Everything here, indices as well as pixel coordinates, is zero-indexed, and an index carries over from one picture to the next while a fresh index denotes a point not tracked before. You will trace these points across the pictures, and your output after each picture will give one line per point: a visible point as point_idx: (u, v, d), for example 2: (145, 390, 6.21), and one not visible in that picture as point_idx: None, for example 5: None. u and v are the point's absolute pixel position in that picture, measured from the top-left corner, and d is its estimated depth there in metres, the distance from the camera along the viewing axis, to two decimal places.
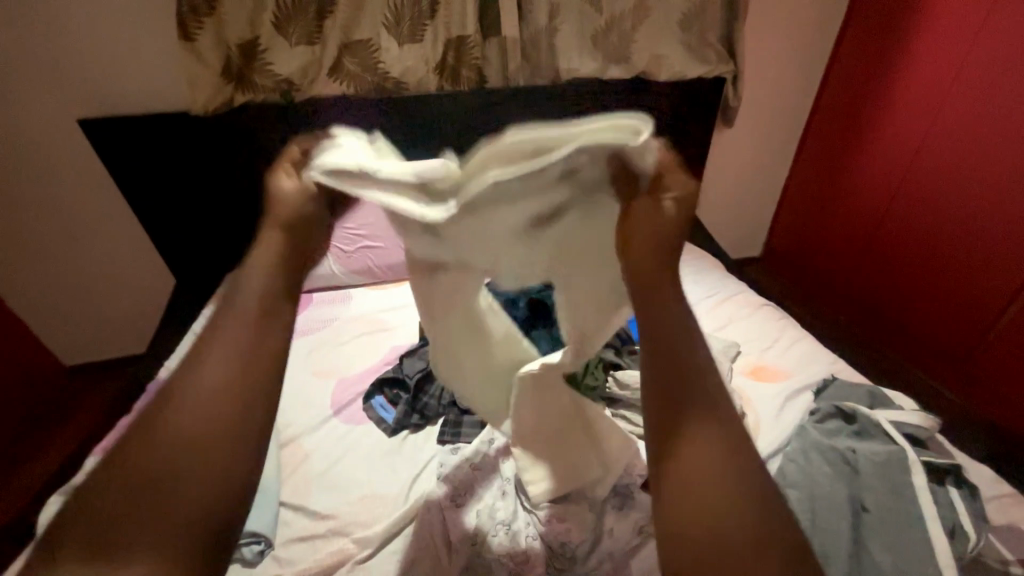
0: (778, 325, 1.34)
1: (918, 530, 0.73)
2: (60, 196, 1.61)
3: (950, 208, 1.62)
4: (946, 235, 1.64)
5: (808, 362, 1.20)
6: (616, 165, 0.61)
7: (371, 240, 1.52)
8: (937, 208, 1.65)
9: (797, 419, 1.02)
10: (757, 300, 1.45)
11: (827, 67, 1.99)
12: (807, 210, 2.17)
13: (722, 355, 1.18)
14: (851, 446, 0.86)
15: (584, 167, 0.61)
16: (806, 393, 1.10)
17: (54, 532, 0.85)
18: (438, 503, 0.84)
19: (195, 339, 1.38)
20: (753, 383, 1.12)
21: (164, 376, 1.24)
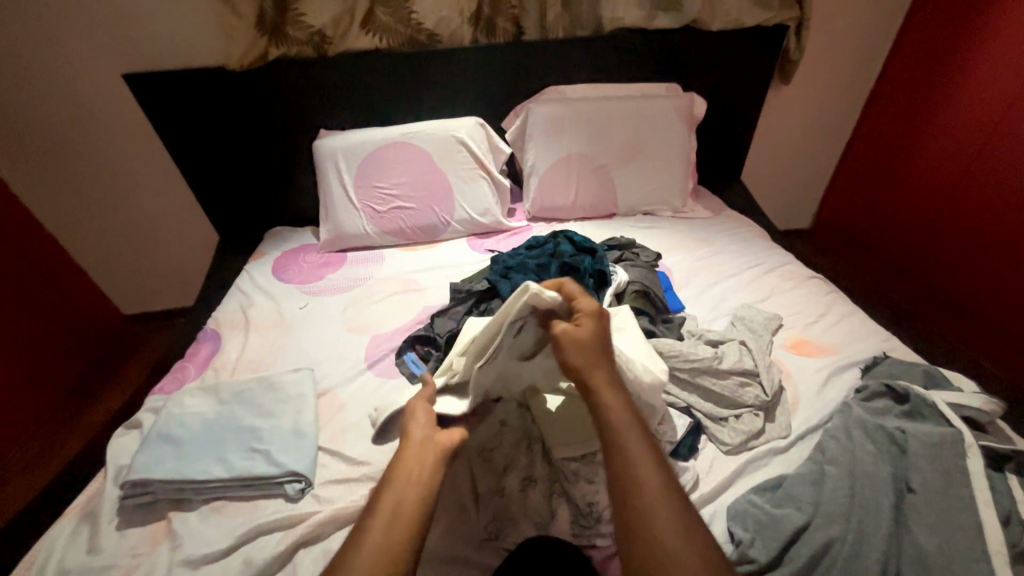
0: (825, 298, 1.26)
1: (968, 514, 0.69)
2: (112, 152, 1.68)
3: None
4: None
5: (856, 338, 1.13)
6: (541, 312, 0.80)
7: (404, 200, 1.56)
8: (1021, 175, 1.48)
9: (840, 395, 0.97)
10: (803, 272, 1.37)
11: (907, 14, 1.77)
12: (866, 178, 2.00)
13: (761, 328, 1.13)
14: (899, 426, 0.81)
15: (524, 327, 0.83)
16: (851, 370, 1.04)
17: (121, 459, 0.93)
18: (466, 457, 0.85)
19: (237, 292, 1.44)
20: (794, 357, 1.07)
21: (211, 325, 1.31)
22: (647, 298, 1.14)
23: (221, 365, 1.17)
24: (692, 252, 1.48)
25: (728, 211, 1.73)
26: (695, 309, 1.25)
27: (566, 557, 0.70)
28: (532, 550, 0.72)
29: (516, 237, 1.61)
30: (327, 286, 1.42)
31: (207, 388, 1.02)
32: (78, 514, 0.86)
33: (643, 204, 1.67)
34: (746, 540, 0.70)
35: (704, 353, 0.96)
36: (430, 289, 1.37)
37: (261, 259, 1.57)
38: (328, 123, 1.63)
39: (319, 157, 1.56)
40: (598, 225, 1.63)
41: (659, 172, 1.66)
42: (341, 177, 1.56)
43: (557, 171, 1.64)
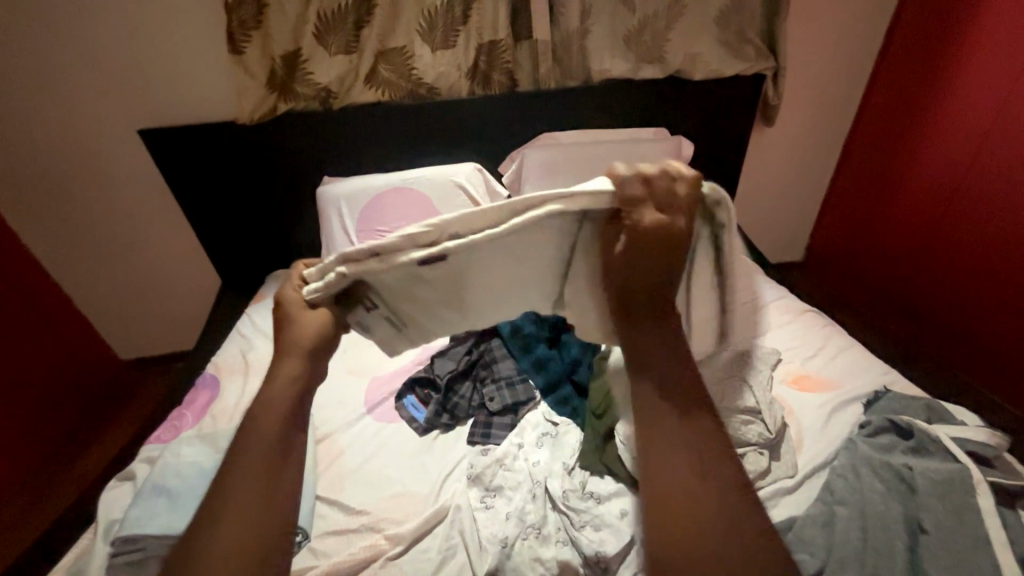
0: (823, 332, 1.27)
1: (984, 554, 0.67)
2: (121, 201, 1.74)
3: (1013, 210, 1.51)
4: (1010, 241, 1.53)
5: (857, 371, 1.13)
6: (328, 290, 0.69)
7: None
8: (998, 210, 1.55)
9: (844, 432, 0.96)
10: (798, 305, 1.39)
11: (878, 62, 1.90)
12: (852, 213, 2.08)
13: (760, 363, 1.14)
14: (907, 462, 0.80)
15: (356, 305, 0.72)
16: (854, 405, 1.04)
17: (112, 514, 0.90)
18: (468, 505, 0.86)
19: (239, 335, 1.45)
20: (795, 393, 1.07)
21: (210, 370, 1.31)
22: None
23: (219, 411, 1.15)
24: None
25: (721, 247, 1.78)
26: None
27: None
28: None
29: None
30: None
31: (204, 436, 1.00)
32: (65, 574, 0.82)
33: None
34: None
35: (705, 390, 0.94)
36: None
37: (263, 303, 1.59)
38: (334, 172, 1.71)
39: (323, 204, 1.63)
40: None
41: None
42: (342, 220, 1.61)
43: None
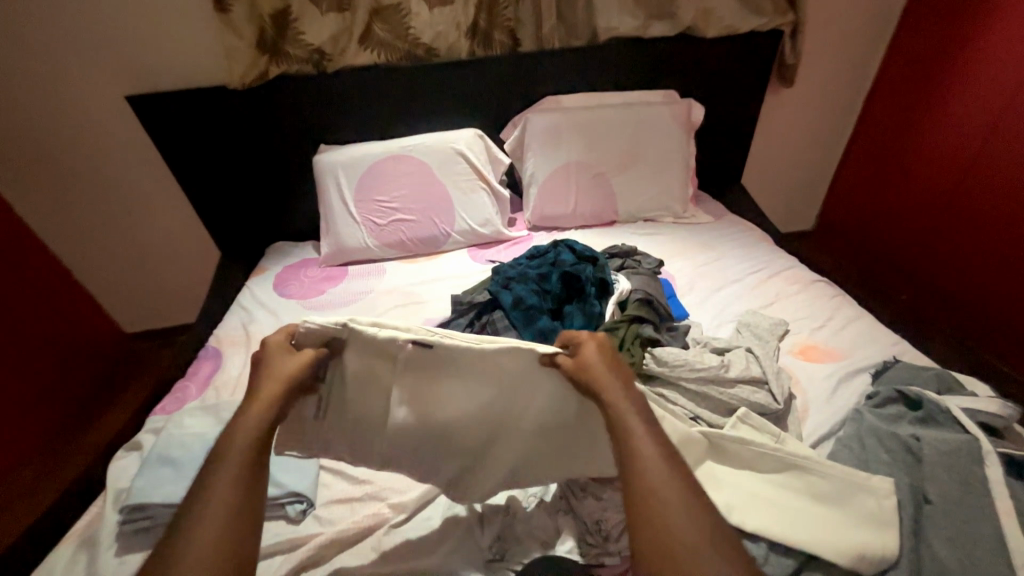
0: (833, 302, 1.24)
1: (988, 524, 0.66)
2: (114, 171, 1.70)
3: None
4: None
5: (866, 343, 1.10)
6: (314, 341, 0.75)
7: (404, 213, 1.58)
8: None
9: (850, 402, 0.95)
10: (808, 276, 1.35)
11: (903, 13, 1.76)
12: (867, 180, 1.99)
13: (767, 334, 1.12)
14: (914, 433, 0.78)
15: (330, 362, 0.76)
16: (861, 376, 1.02)
17: (119, 483, 0.91)
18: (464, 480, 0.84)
19: (239, 307, 1.44)
20: (802, 364, 1.05)
21: (212, 343, 1.31)
22: (651, 306, 1.13)
23: (221, 384, 1.16)
24: (694, 257, 1.48)
25: (729, 215, 1.73)
26: (698, 317, 1.23)
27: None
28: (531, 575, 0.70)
29: (517, 247, 1.61)
30: (328, 301, 1.43)
31: (207, 407, 1.01)
32: (77, 540, 0.84)
33: (643, 210, 1.69)
34: (757, 548, 0.70)
35: (710, 361, 0.94)
36: (432, 303, 1.38)
37: (262, 275, 1.57)
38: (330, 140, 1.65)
39: (320, 173, 1.58)
40: (600, 233, 1.64)
41: (657, 180, 1.68)
42: (340, 191, 1.57)
43: (556, 180, 1.65)
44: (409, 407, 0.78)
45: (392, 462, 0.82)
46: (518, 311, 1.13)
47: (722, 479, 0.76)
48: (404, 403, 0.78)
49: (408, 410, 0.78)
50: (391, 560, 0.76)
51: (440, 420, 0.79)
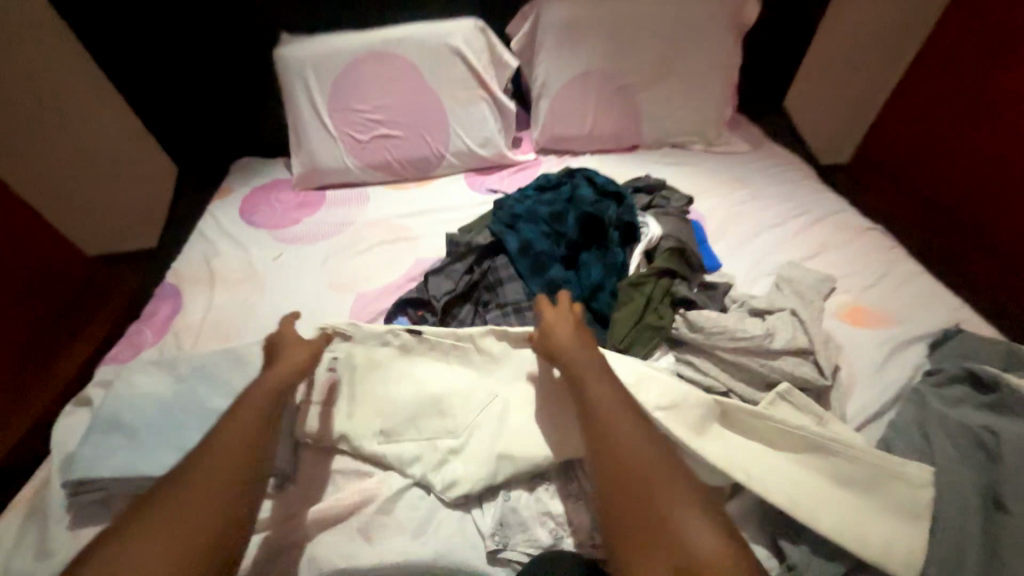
0: (886, 255, 1.08)
1: None
2: (35, 60, 1.39)
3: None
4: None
5: (923, 305, 0.96)
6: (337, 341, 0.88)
7: (389, 127, 1.32)
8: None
9: (903, 376, 0.83)
10: (859, 222, 1.17)
11: None
12: (931, 104, 1.66)
13: (811, 292, 0.97)
14: (987, 424, 0.67)
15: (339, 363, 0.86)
16: (915, 345, 0.89)
17: (67, 446, 0.79)
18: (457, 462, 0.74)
19: (200, 237, 1.24)
20: (849, 329, 0.91)
21: (170, 280, 1.13)
22: (682, 255, 0.96)
23: (183, 329, 1.00)
24: (728, 194, 1.28)
25: (770, 145, 1.49)
26: (731, 267, 1.07)
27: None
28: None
29: (523, 174, 1.38)
30: (303, 233, 1.23)
31: (162, 361, 0.87)
32: (23, 510, 0.74)
33: (672, 135, 1.44)
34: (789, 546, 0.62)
35: (753, 328, 0.80)
36: (424, 239, 1.19)
37: (226, 198, 1.35)
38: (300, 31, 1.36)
39: (283, 72, 1.29)
40: (620, 161, 1.40)
41: (693, 96, 1.41)
42: (311, 95, 1.30)
43: (572, 92, 1.38)
44: (403, 388, 0.82)
45: (394, 437, 0.77)
46: (526, 256, 0.96)
47: (761, 468, 0.66)
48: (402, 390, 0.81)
49: (401, 394, 0.81)
50: (378, 545, 0.67)
51: (430, 397, 0.79)
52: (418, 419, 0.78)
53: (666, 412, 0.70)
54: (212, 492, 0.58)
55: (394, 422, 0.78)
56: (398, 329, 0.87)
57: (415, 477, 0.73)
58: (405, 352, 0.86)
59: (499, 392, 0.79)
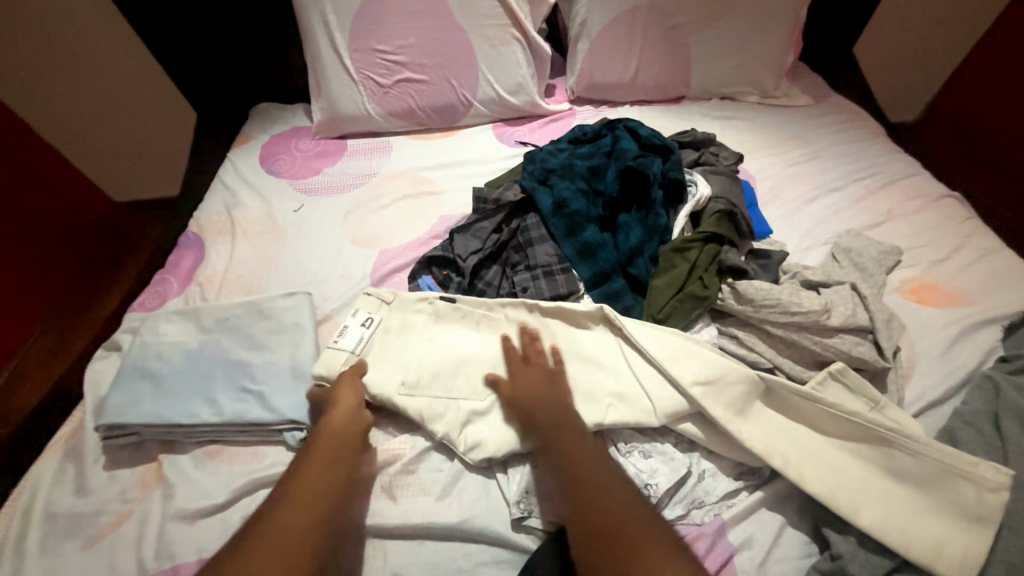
0: (961, 226, 0.97)
1: None
2: None
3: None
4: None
5: (1000, 284, 0.86)
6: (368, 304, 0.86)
7: (414, 70, 1.22)
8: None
9: (972, 362, 0.75)
10: (933, 188, 1.05)
11: None
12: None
13: (873, 265, 0.88)
14: None
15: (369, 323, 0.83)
16: (988, 329, 0.81)
17: (100, 391, 0.80)
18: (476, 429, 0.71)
19: (221, 185, 1.21)
20: (913, 308, 0.83)
21: (192, 228, 1.10)
22: (732, 219, 0.87)
23: (206, 280, 0.99)
24: (783, 153, 1.16)
25: (834, 98, 1.33)
26: (782, 234, 0.98)
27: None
28: (567, 551, 0.59)
29: (556, 126, 1.28)
30: (324, 184, 1.18)
31: (186, 311, 0.86)
32: (62, 449, 0.76)
33: (723, 84, 1.30)
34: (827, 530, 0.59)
35: (810, 302, 0.73)
36: (449, 193, 1.13)
37: (246, 145, 1.30)
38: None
39: (301, 5, 1.19)
40: (663, 113, 1.28)
41: (751, 39, 1.25)
42: (330, 32, 1.20)
43: (614, 33, 1.24)
44: (434, 349, 0.78)
45: (415, 391, 0.73)
46: (559, 216, 0.90)
47: (799, 446, 0.63)
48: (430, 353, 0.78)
49: (431, 354, 0.78)
50: (401, 503, 0.66)
51: (460, 360, 0.76)
52: (444, 379, 0.75)
53: (705, 389, 0.66)
54: (305, 517, 0.58)
55: (420, 375, 0.75)
56: (432, 296, 0.84)
57: (437, 434, 0.70)
58: (438, 318, 0.83)
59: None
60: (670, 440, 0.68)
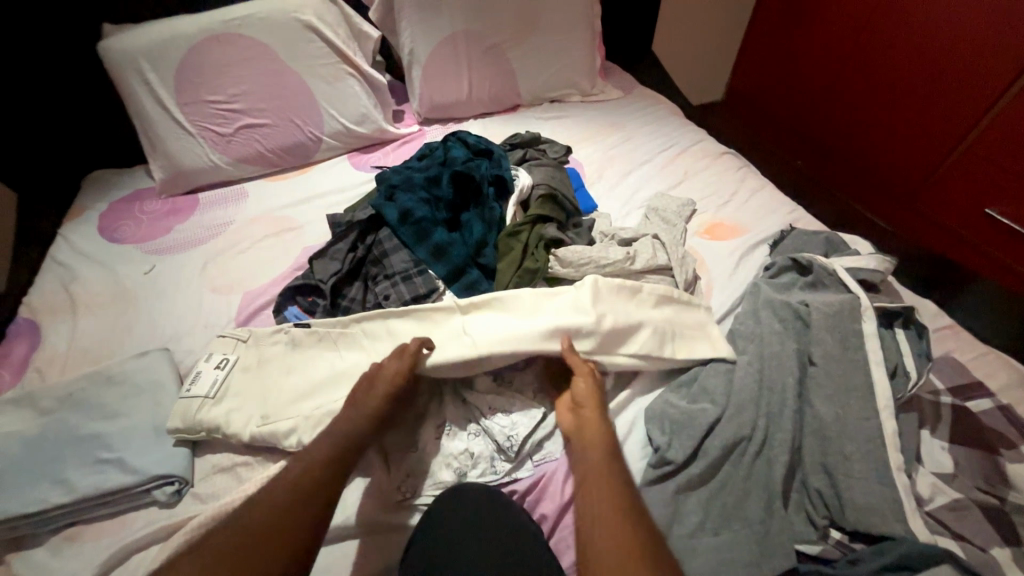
0: (738, 174, 1.21)
1: (861, 375, 0.70)
2: None
3: (972, 16, 1.30)
4: (949, 55, 1.38)
5: (767, 213, 1.10)
6: (227, 342, 0.88)
7: (253, 115, 1.25)
8: (944, 17, 1.36)
9: (751, 276, 0.95)
10: (716, 148, 1.29)
11: None
12: (789, 33, 1.81)
13: (675, 217, 1.06)
14: (804, 300, 0.79)
15: (226, 360, 0.85)
16: (761, 248, 1.02)
17: None
18: None
19: (53, 264, 1.12)
20: (707, 244, 1.02)
21: (22, 315, 1.01)
22: (556, 201, 1.02)
23: (47, 364, 0.92)
24: (604, 139, 1.36)
25: (640, 88, 1.58)
26: (608, 206, 1.15)
27: (484, 516, 0.66)
28: (448, 514, 0.66)
29: (407, 147, 1.37)
30: (175, 241, 1.15)
31: (21, 399, 0.80)
32: None
33: (549, 89, 1.49)
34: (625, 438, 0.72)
35: (616, 254, 0.88)
36: (310, 225, 1.16)
37: (78, 218, 1.22)
38: (131, 22, 1.26)
39: (112, 66, 1.16)
40: (501, 121, 1.43)
41: (560, 49, 1.45)
42: (153, 91, 1.18)
43: (440, 58, 1.38)
44: (292, 378, 0.82)
45: (274, 421, 0.76)
46: (408, 225, 0.98)
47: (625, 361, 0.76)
48: (295, 378, 0.82)
49: (290, 383, 0.81)
50: None
51: (316, 381, 0.80)
52: (302, 404, 0.78)
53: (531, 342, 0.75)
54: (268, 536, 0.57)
55: (277, 407, 0.78)
56: (286, 326, 0.87)
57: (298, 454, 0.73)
58: (295, 346, 0.86)
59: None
60: (530, 399, 0.76)
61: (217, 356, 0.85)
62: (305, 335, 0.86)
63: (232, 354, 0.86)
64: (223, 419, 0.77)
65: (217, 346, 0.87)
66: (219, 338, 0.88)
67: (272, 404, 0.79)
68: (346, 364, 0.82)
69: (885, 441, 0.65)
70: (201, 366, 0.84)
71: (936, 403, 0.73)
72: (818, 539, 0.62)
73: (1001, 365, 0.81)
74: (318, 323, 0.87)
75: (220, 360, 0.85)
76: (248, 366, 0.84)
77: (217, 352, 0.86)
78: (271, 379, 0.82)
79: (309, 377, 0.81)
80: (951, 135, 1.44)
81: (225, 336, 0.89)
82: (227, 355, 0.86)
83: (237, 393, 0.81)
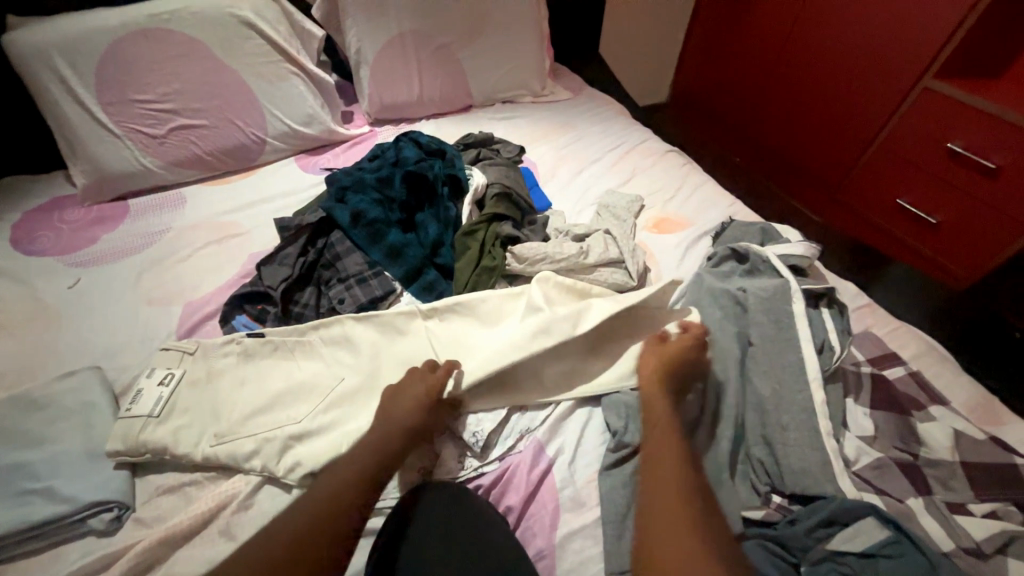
0: (682, 171, 1.28)
1: (793, 352, 0.76)
2: None
3: (882, 25, 1.44)
4: (867, 60, 1.51)
5: (709, 207, 1.17)
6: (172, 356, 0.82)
7: (188, 116, 1.18)
8: (863, 24, 1.48)
9: (695, 266, 1.01)
10: (661, 147, 1.36)
11: None
12: (724, 37, 1.93)
13: (624, 212, 1.11)
14: (742, 286, 0.85)
15: (172, 375, 0.80)
16: (704, 239, 1.08)
17: None
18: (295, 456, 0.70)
19: None
20: (655, 237, 1.08)
21: None
22: (511, 199, 1.04)
23: None
24: (557, 139, 1.39)
25: (588, 89, 1.63)
26: (562, 204, 1.18)
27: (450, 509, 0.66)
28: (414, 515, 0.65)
29: (358, 148, 1.35)
30: (105, 251, 1.06)
31: None
32: None
33: (500, 90, 1.51)
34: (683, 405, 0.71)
35: (570, 249, 0.91)
36: (257, 231, 1.11)
37: None
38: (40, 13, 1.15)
39: (19, 61, 1.05)
40: (454, 121, 1.44)
41: (510, 50, 1.47)
42: (71, 89, 1.09)
43: (389, 57, 1.36)
44: (245, 391, 0.78)
45: (226, 436, 0.72)
46: (361, 227, 0.96)
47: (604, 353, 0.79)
48: (248, 390, 0.78)
49: (243, 396, 0.77)
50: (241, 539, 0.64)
51: (272, 392, 0.77)
52: (256, 417, 0.75)
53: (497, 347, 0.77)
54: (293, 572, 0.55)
55: (230, 422, 0.74)
56: (238, 337, 0.83)
57: (254, 468, 0.70)
58: (247, 357, 0.82)
59: (346, 373, 0.79)
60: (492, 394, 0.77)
61: (161, 373, 0.80)
62: (259, 345, 0.83)
63: (180, 368, 0.81)
64: (167, 437, 0.72)
65: (161, 361, 0.82)
66: (162, 352, 0.83)
67: (223, 419, 0.75)
68: (302, 371, 0.80)
69: (817, 410, 0.71)
70: (144, 382, 0.78)
71: (858, 373, 0.80)
72: (761, 504, 0.67)
73: (911, 336, 0.91)
74: (272, 332, 0.84)
75: (165, 377, 0.79)
76: (196, 381, 0.80)
77: (160, 366, 0.81)
78: (224, 393, 0.78)
79: (265, 389, 0.78)
80: (867, 132, 1.59)
81: (170, 350, 0.83)
82: (173, 370, 0.80)
83: (185, 409, 0.76)
